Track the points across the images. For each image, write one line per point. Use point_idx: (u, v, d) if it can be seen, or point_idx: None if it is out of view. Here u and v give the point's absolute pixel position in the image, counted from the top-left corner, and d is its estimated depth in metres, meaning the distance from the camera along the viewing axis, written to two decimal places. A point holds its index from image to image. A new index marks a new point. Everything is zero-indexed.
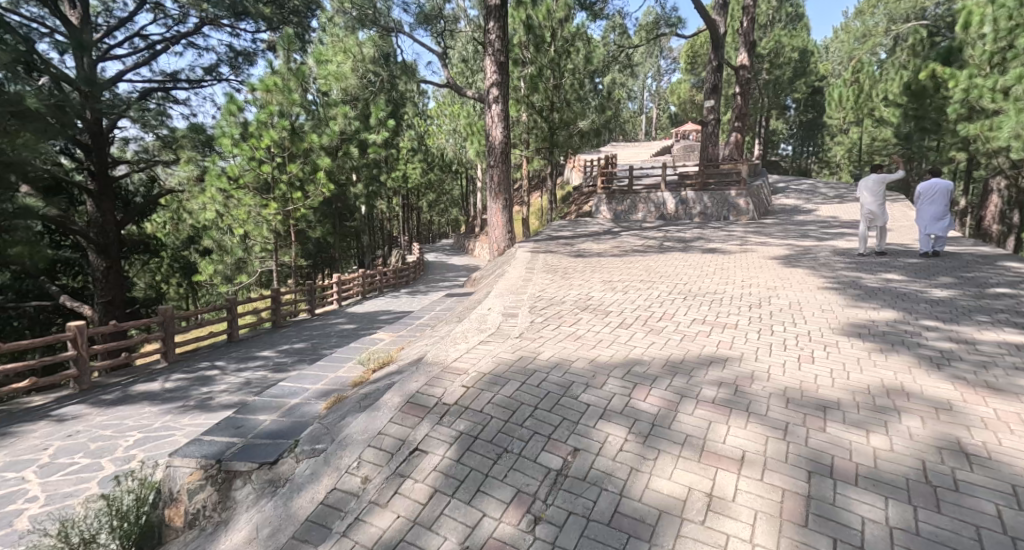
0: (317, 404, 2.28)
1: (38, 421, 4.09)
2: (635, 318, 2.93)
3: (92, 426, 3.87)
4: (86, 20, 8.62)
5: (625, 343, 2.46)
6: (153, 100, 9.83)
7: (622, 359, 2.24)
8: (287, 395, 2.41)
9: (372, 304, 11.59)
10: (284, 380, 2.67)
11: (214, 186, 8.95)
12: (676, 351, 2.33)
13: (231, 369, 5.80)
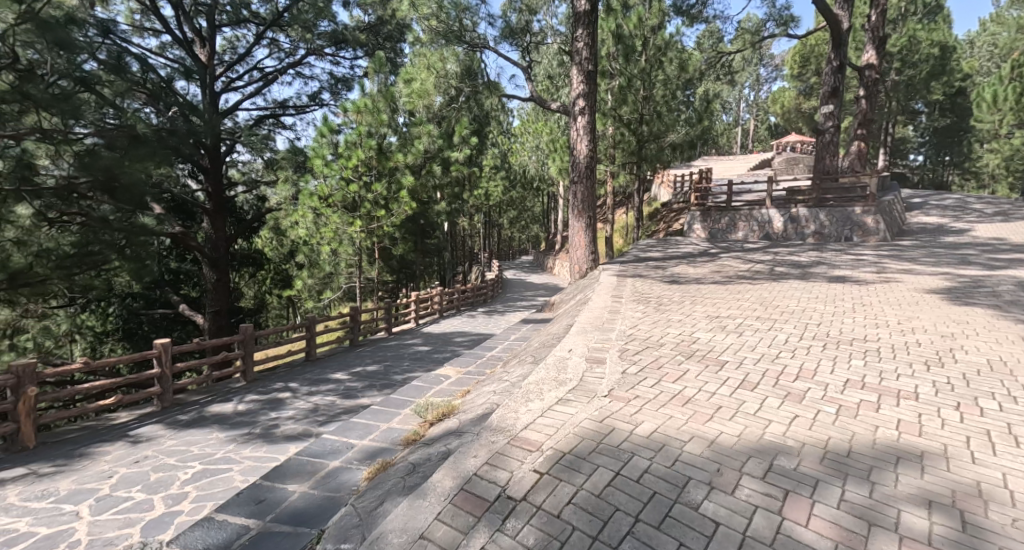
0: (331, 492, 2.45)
1: (122, 442, 4.33)
2: (762, 375, 2.40)
3: (161, 450, 4.08)
4: (211, 55, 9.13)
5: (755, 416, 2.00)
6: (264, 126, 10.43)
7: (759, 444, 1.80)
8: (301, 478, 2.65)
9: (449, 323, 11.44)
10: (304, 455, 2.92)
11: (306, 205, 9.28)
12: (838, 436, 1.85)
13: (305, 396, 5.81)
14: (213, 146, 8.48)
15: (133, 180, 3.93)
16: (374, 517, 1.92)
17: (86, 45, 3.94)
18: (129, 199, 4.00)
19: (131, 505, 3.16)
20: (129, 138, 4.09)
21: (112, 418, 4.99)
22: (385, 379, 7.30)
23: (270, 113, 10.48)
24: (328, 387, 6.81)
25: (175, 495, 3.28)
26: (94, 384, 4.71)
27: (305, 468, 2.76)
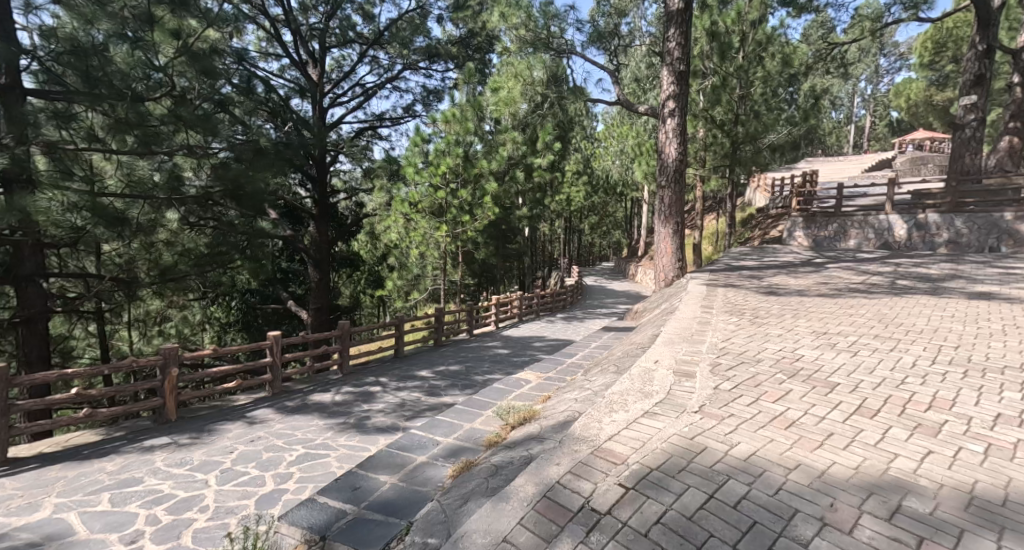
0: (417, 487, 2.50)
1: (241, 423, 4.82)
2: (885, 403, 2.18)
3: (273, 432, 4.48)
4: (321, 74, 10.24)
5: (879, 448, 1.82)
6: (363, 137, 11.12)
7: (880, 480, 1.63)
8: (388, 470, 2.74)
9: (529, 328, 11.49)
10: (392, 448, 3.05)
11: (398, 211, 9.68)
12: (987, 479, 1.63)
13: (391, 393, 6.07)
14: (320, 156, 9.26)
15: (253, 187, 5.02)
16: (459, 515, 1.95)
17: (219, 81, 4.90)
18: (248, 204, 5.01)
19: (249, 479, 3.52)
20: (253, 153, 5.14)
21: (233, 401, 5.55)
22: (467, 380, 7.48)
23: (368, 125, 11.15)
24: (413, 385, 7.10)
25: (285, 475, 3.59)
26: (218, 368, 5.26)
27: (394, 461, 2.86)
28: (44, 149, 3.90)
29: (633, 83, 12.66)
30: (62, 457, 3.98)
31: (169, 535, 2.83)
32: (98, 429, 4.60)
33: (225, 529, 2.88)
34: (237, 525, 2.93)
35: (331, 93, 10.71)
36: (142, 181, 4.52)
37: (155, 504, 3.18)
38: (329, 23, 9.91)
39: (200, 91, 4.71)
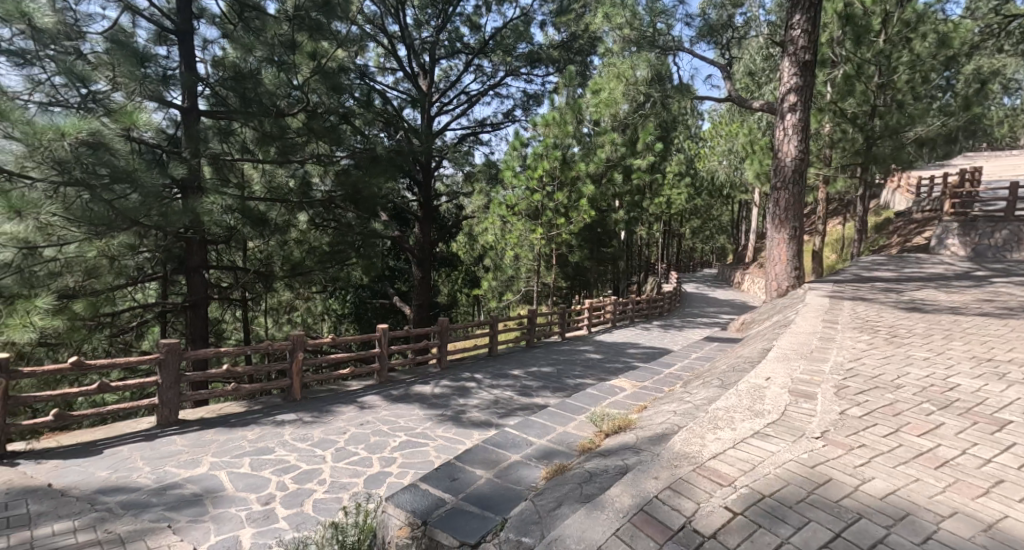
0: (511, 486, 2.49)
1: (351, 411, 6.14)
2: None
3: (376, 419, 5.81)
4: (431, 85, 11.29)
5: None
6: (466, 143, 11.51)
7: None
8: (484, 465, 2.76)
9: (623, 333, 11.21)
10: (486, 443, 3.06)
11: (495, 213, 10.07)
12: None
13: (473, 401, 6.83)
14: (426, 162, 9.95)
15: (366, 189, 6.89)
16: (553, 518, 1.93)
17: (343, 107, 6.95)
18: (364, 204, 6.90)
19: (357, 459, 4.73)
20: (367, 160, 7.09)
21: (347, 389, 6.84)
22: (557, 382, 7.71)
23: (471, 131, 11.53)
24: (503, 388, 7.55)
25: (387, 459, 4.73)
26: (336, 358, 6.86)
27: (490, 457, 2.87)
28: (212, 160, 5.94)
29: (748, 77, 11.95)
30: (218, 423, 5.53)
31: (295, 501, 3.94)
32: (242, 404, 6.17)
33: (337, 502, 3.94)
34: (346, 500, 3.99)
35: (439, 102, 11.37)
36: (280, 188, 6.49)
37: (284, 473, 4.41)
38: (439, 36, 10.60)
39: (329, 106, 6.48)
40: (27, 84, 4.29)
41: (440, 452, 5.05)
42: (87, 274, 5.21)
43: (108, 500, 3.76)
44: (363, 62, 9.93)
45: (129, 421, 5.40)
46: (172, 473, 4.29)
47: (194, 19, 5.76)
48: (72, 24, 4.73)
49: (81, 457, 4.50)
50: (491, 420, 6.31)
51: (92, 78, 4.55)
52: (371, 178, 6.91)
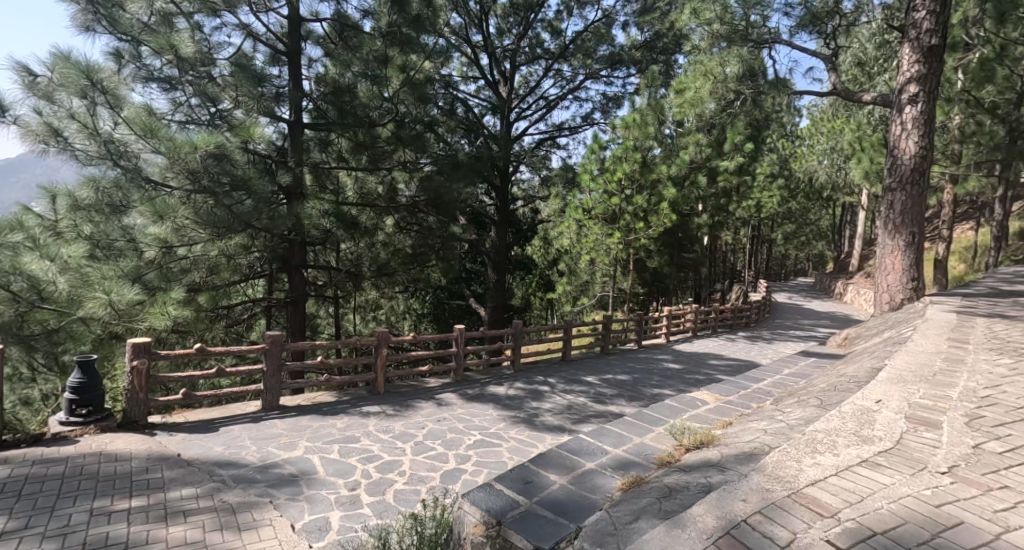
0: (591, 495, 2.37)
1: (429, 408, 6.76)
2: None
3: (451, 417, 6.41)
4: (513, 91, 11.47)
5: None
6: (543, 147, 11.54)
7: None
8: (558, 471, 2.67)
9: (704, 344, 10.72)
10: (558, 448, 2.96)
11: (571, 217, 9.94)
12: None
13: (545, 407, 7.06)
14: (503, 169, 10.25)
15: (446, 195, 7.75)
16: (630, 532, 1.81)
17: (430, 113, 7.74)
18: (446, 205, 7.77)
19: (434, 454, 5.19)
20: (449, 166, 7.88)
21: (425, 387, 7.47)
22: (632, 392, 7.68)
23: (548, 135, 11.53)
24: (576, 395, 7.66)
25: (462, 456, 5.15)
26: (415, 354, 7.71)
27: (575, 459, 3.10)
28: (314, 166, 7.00)
29: (857, 68, 11.04)
30: (311, 411, 6.44)
31: (378, 489, 4.40)
32: (332, 394, 7.02)
33: (416, 494, 4.34)
34: (424, 492, 4.39)
35: (518, 107, 11.60)
36: (370, 193, 7.57)
37: (369, 461, 4.95)
38: (520, 43, 10.71)
39: (415, 116, 7.36)
40: (173, 106, 5.83)
41: (512, 453, 5.38)
42: (209, 271, 6.70)
43: (223, 472, 4.47)
44: (447, 73, 10.32)
45: (239, 406, 6.48)
46: (275, 454, 5.00)
47: (301, 44, 7.27)
48: (207, 51, 6.08)
49: (203, 432, 5.40)
50: (563, 425, 6.44)
51: (219, 98, 5.96)
52: (450, 184, 7.69)
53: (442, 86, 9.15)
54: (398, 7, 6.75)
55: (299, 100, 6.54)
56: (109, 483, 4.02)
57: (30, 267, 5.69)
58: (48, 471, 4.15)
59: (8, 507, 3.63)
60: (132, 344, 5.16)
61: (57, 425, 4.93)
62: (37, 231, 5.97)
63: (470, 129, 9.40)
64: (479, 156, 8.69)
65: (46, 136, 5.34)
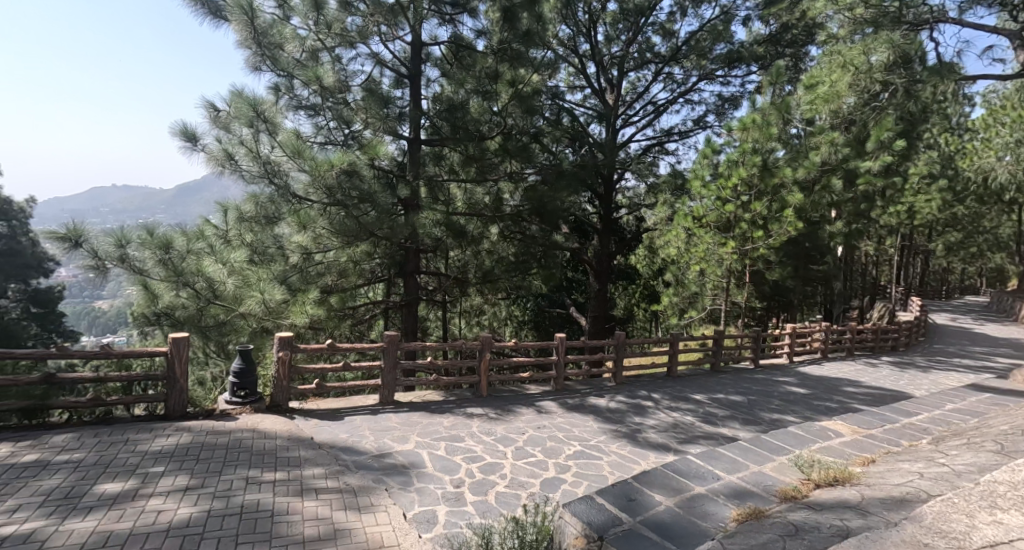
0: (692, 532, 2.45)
1: (530, 414, 7.02)
2: None
3: (552, 425, 6.62)
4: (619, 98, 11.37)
5: None
6: (650, 154, 11.15)
7: None
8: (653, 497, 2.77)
9: (836, 367, 9.63)
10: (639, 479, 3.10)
11: (680, 225, 9.47)
12: None
13: (649, 423, 6.93)
14: (607, 176, 10.28)
15: (552, 204, 7.79)
16: None
17: (538, 123, 7.87)
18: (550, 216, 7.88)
19: (534, 462, 5.47)
20: (553, 175, 7.94)
21: (527, 393, 7.86)
22: (747, 415, 7.22)
23: (656, 141, 11.14)
24: (684, 413, 7.39)
25: (562, 467, 5.36)
26: (516, 361, 7.72)
27: (669, 482, 3.14)
28: (428, 182, 7.33)
29: None
30: (421, 408, 7.00)
31: (480, 490, 4.76)
32: (440, 394, 7.49)
33: (516, 499, 4.63)
34: (524, 498, 4.67)
35: (625, 114, 11.42)
36: (478, 204, 7.76)
37: (472, 462, 5.38)
38: (628, 49, 10.47)
39: (522, 127, 7.49)
40: (317, 129, 6.91)
41: (613, 468, 5.44)
42: (340, 275, 7.64)
43: (347, 458, 5.19)
44: (554, 84, 10.39)
45: (362, 397, 7.18)
46: (390, 446, 5.63)
47: (422, 65, 7.80)
48: (344, 79, 7.04)
49: (331, 420, 6.23)
50: (667, 445, 6.21)
51: (353, 120, 6.87)
52: (554, 193, 7.78)
53: (547, 93, 9.41)
54: (510, 24, 6.80)
55: (419, 119, 7.15)
56: (259, 457, 4.94)
57: (209, 270, 6.79)
58: (216, 440, 5.22)
59: (189, 468, 4.58)
60: (279, 337, 6.25)
61: (224, 402, 6.12)
62: (210, 238, 7.29)
63: (575, 138, 9.40)
64: (586, 164, 8.54)
65: (223, 160, 6.61)
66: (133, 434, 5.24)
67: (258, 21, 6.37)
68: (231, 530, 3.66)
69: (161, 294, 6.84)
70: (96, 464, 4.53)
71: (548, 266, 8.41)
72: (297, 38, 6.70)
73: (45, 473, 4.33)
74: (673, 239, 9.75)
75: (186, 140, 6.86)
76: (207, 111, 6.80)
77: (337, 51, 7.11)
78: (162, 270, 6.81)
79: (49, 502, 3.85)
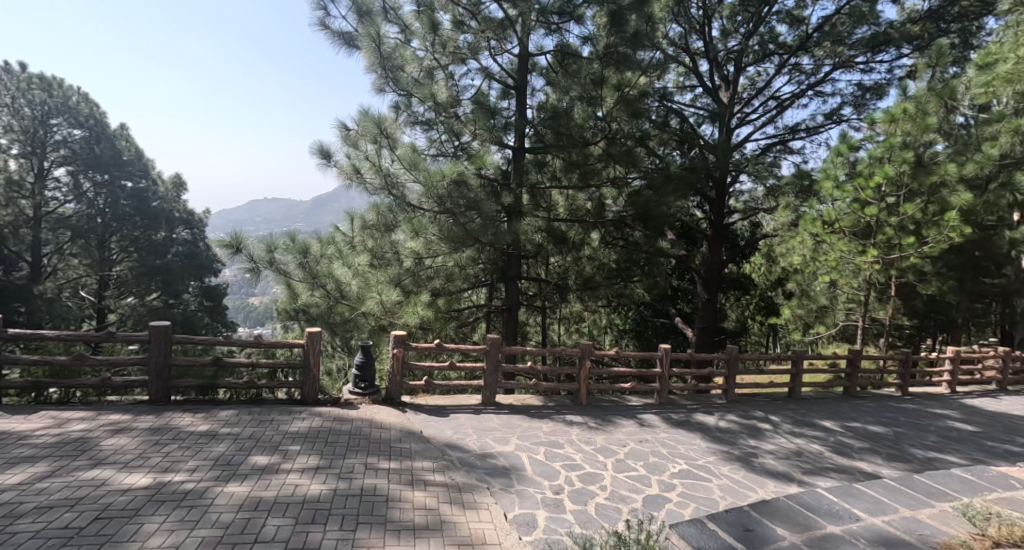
0: None
1: (631, 426, 6.63)
2: None
3: (655, 439, 6.22)
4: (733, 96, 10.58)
5: None
6: (771, 154, 10.19)
7: None
8: None
9: (1014, 403, 8.06)
10: None
11: (807, 231, 8.32)
12: None
13: (766, 447, 6.24)
14: (721, 178, 9.60)
15: (656, 210, 7.30)
16: None
17: (646, 126, 7.38)
18: (657, 224, 7.44)
19: (636, 476, 5.19)
20: (661, 179, 7.27)
21: (629, 405, 7.44)
22: (894, 451, 6.25)
23: (778, 139, 10.17)
24: (811, 440, 6.56)
25: (667, 485, 5.03)
26: (616, 371, 7.35)
27: None
28: (531, 190, 7.33)
29: None
30: (522, 411, 6.87)
31: (580, 499, 4.62)
32: (539, 399, 7.35)
33: (617, 513, 4.43)
34: (626, 513, 4.44)
35: (742, 112, 10.59)
36: (580, 209, 7.63)
37: (572, 469, 5.22)
38: (747, 43, 9.63)
39: (627, 131, 7.10)
40: (430, 142, 7.12)
41: (724, 493, 4.98)
42: (447, 279, 7.84)
43: (452, 453, 5.26)
44: (663, 85, 9.85)
45: (466, 396, 7.23)
46: (491, 445, 5.60)
47: (528, 75, 7.76)
48: (455, 94, 7.25)
49: (438, 416, 6.34)
50: (792, 474, 5.55)
51: (462, 132, 7.01)
52: (662, 199, 7.14)
53: (657, 92, 8.93)
54: (616, 28, 6.61)
55: (523, 128, 6.98)
56: (377, 445, 5.16)
57: (338, 273, 7.60)
58: (341, 427, 5.52)
59: (320, 448, 4.93)
60: (393, 336, 6.49)
61: (347, 392, 6.51)
62: (339, 243, 8.17)
63: (684, 141, 8.70)
64: (698, 166, 7.99)
65: (351, 175, 7.04)
66: (276, 415, 5.74)
67: (384, 46, 6.83)
68: (352, 509, 3.92)
69: (301, 293, 7.86)
70: (249, 438, 5.06)
71: (653, 274, 8.13)
72: (416, 59, 7.08)
73: (211, 441, 4.93)
74: (798, 246, 8.56)
75: (322, 158, 7.38)
76: (339, 130, 7.32)
77: (450, 69, 7.34)
78: (301, 272, 7.77)
79: (215, 466, 4.42)
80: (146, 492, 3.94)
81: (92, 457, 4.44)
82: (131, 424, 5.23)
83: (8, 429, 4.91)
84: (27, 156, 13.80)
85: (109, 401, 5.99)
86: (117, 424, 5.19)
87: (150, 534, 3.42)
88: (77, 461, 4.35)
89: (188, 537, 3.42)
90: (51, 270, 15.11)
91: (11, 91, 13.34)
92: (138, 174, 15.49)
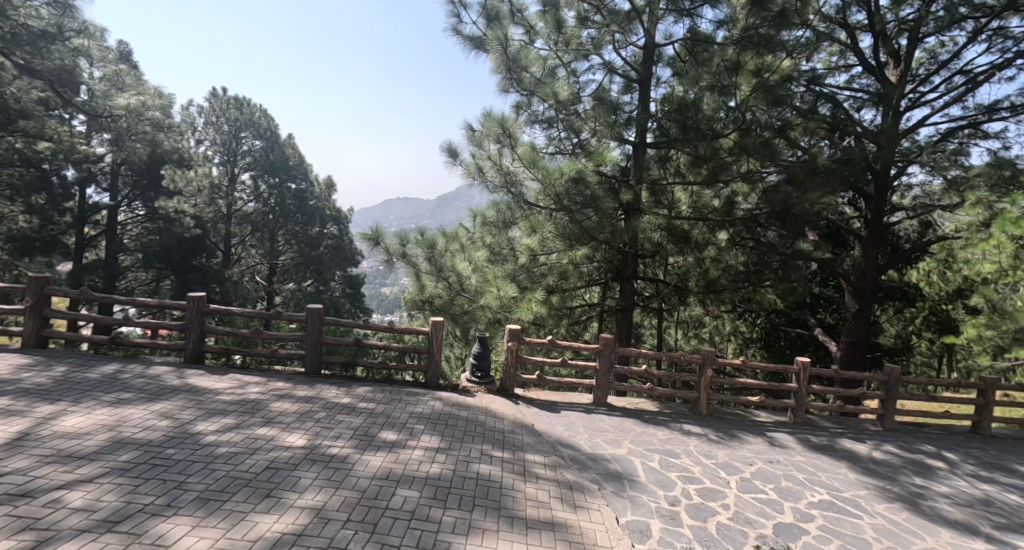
0: None
1: (761, 444, 5.77)
2: None
3: (788, 462, 5.33)
4: (905, 73, 8.83)
5: None
6: (954, 140, 8.41)
7: None
8: None
9: None
10: None
11: (1004, 234, 5.92)
12: None
13: (939, 489, 5.06)
14: (881, 171, 8.14)
15: (799, 207, 6.28)
16: None
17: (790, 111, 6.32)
18: (797, 225, 6.39)
19: (766, 499, 4.47)
20: (805, 173, 6.26)
21: (760, 421, 6.55)
22: None
23: (965, 123, 8.37)
24: (1004, 489, 5.23)
25: (804, 514, 4.27)
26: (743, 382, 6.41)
27: None
28: (651, 185, 6.74)
29: None
30: (636, 416, 6.30)
31: (699, 515, 4.08)
32: (655, 405, 6.73)
33: (743, 537, 3.85)
34: (752, 538, 3.85)
35: (917, 92, 8.94)
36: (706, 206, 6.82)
37: (689, 482, 4.63)
38: (929, 9, 7.96)
39: (765, 121, 6.13)
40: (550, 141, 6.75)
41: (879, 534, 4.10)
42: (560, 276, 7.53)
43: (565, 450, 4.90)
44: (811, 68, 8.36)
45: (576, 395, 6.81)
46: (602, 447, 5.14)
47: (654, 65, 7.12)
48: (576, 90, 6.78)
49: (550, 411, 6.02)
50: (981, 523, 4.48)
51: (582, 129, 6.52)
52: (804, 196, 6.18)
53: (806, 73, 7.74)
54: (759, 7, 5.60)
55: (647, 123, 6.46)
56: (492, 434, 4.96)
57: (459, 267, 7.52)
58: (460, 413, 5.40)
59: (441, 430, 4.85)
60: (509, 329, 6.28)
61: (465, 380, 6.44)
62: (462, 239, 8.03)
63: (834, 128, 7.22)
64: (857, 154, 6.66)
65: (474, 173, 7.00)
66: (404, 396, 5.78)
67: (510, 46, 6.62)
68: (469, 491, 3.76)
69: (426, 285, 7.65)
70: (381, 414, 5.11)
71: (789, 283, 6.99)
72: (540, 59, 6.77)
73: (349, 413, 5.05)
74: (991, 254, 6.43)
75: (449, 156, 7.42)
76: (466, 130, 7.31)
77: (574, 65, 6.92)
78: (427, 265, 7.86)
79: (354, 436, 4.48)
80: (303, 450, 4.10)
81: (265, 415, 4.76)
82: (291, 392, 5.55)
83: (205, 386, 5.45)
84: (224, 164, 16.04)
85: (276, 370, 6.47)
86: (282, 390, 5.55)
87: (305, 488, 3.52)
88: (253, 418, 4.66)
89: (333, 495, 3.48)
90: (237, 258, 17.30)
91: (217, 112, 15.79)
92: (300, 176, 17.27)
